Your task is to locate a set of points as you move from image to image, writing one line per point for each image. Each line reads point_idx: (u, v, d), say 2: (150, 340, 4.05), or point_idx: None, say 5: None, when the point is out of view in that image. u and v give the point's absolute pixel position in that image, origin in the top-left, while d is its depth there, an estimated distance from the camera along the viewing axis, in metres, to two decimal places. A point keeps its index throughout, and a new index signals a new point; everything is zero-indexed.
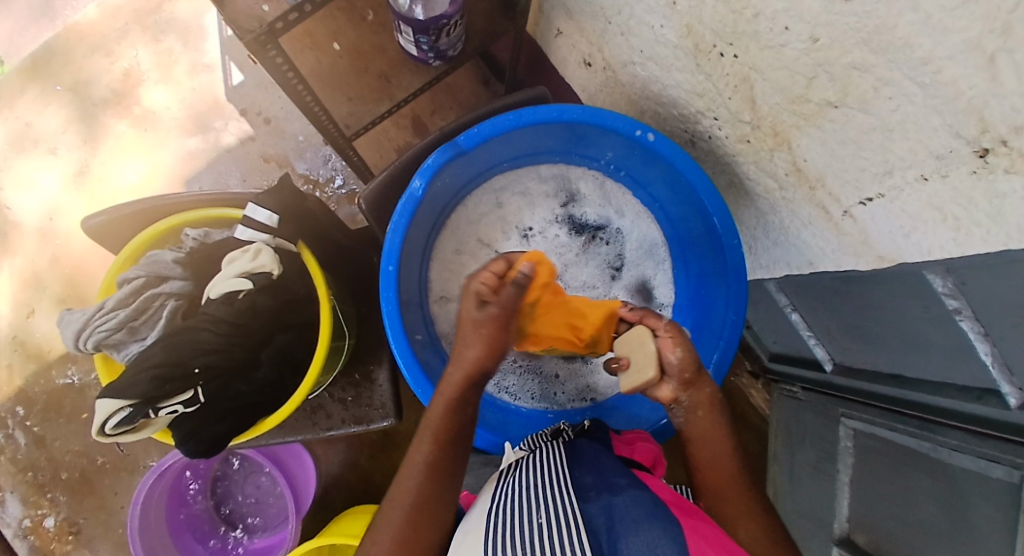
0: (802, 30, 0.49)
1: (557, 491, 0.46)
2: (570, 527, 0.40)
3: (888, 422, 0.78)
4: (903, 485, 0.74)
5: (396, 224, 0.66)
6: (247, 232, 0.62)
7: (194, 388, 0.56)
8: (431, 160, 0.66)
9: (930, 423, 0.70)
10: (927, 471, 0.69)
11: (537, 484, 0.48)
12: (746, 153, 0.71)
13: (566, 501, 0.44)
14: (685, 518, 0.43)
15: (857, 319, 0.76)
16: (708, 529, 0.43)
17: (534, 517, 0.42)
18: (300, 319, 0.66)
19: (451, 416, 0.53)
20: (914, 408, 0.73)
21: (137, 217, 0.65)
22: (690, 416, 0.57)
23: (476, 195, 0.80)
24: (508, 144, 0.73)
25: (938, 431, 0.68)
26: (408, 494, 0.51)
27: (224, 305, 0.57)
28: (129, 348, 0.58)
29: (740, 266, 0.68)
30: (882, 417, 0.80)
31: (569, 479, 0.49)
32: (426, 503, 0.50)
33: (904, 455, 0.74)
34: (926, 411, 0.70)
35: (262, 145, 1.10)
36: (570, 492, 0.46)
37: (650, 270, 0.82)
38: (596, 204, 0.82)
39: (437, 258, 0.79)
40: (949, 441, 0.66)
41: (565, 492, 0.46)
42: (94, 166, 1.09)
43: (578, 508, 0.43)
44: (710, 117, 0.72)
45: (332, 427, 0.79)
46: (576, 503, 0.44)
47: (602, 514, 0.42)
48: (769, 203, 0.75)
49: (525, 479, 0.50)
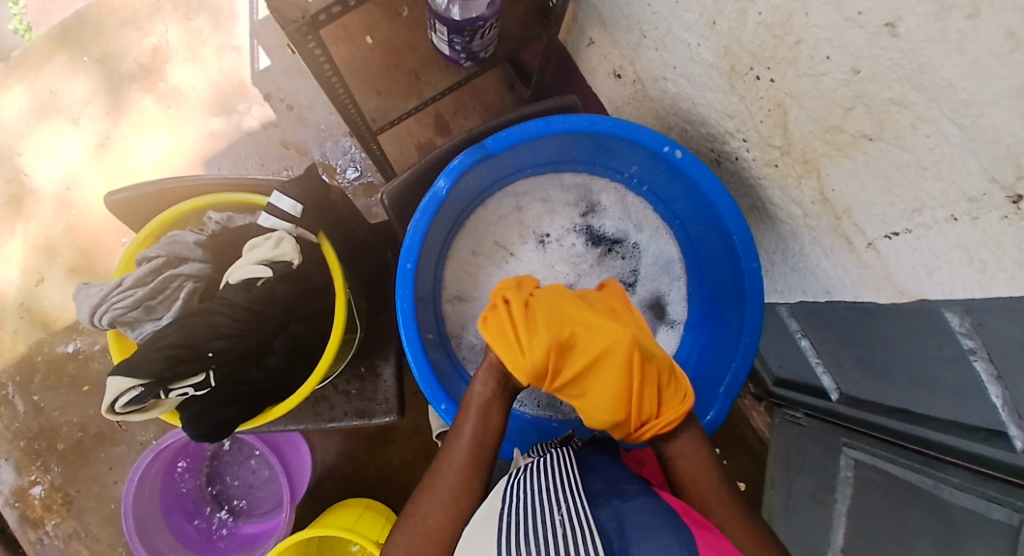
0: (844, 62, 0.49)
1: (568, 494, 0.46)
2: (577, 529, 0.40)
3: (890, 455, 0.78)
4: (902, 519, 0.73)
5: (417, 221, 0.66)
6: (271, 220, 0.62)
7: (206, 372, 0.56)
8: (457, 161, 0.66)
9: (932, 460, 0.70)
10: (927, 509, 0.69)
11: (546, 486, 0.48)
12: (773, 177, 0.71)
13: (577, 505, 0.44)
14: (696, 527, 0.43)
15: (870, 353, 0.75)
16: (720, 540, 0.42)
17: (547, 515, 0.42)
18: (314, 310, 0.66)
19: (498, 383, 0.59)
20: (916, 443, 0.73)
21: (161, 196, 0.65)
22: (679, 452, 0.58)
23: (497, 198, 0.79)
24: (534, 150, 0.73)
25: (940, 468, 0.68)
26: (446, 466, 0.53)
27: (242, 291, 0.57)
28: (143, 327, 0.58)
29: (759, 291, 0.68)
30: (884, 450, 0.79)
31: (581, 484, 0.49)
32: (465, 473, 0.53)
33: (904, 490, 0.74)
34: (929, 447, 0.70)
35: (284, 131, 1.10)
36: (583, 497, 0.46)
37: (665, 287, 0.82)
38: (616, 217, 0.82)
39: (453, 258, 0.79)
40: (952, 479, 0.65)
41: (578, 496, 0.46)
42: (114, 139, 1.09)
43: (591, 514, 0.43)
44: (738, 139, 0.71)
45: (333, 418, 0.78)
46: (586, 508, 0.44)
47: (612, 520, 0.42)
48: (791, 228, 0.75)
49: (536, 479, 0.50)
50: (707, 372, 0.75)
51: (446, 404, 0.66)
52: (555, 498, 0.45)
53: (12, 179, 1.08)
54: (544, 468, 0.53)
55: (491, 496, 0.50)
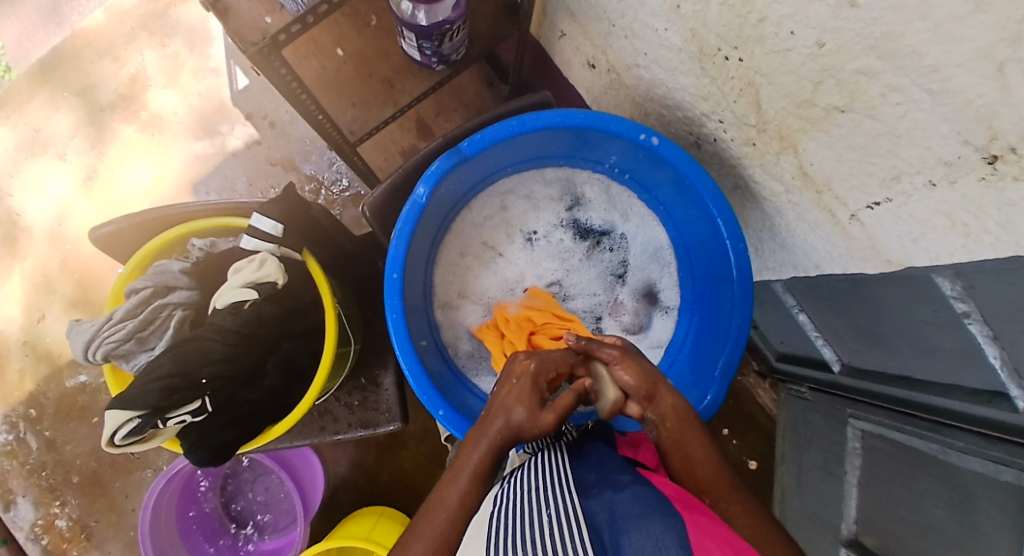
0: (808, 35, 0.49)
1: (556, 487, 0.47)
2: (564, 524, 0.41)
3: (896, 424, 0.78)
4: (912, 486, 0.74)
5: (400, 231, 0.66)
6: (253, 242, 0.61)
7: (201, 398, 0.56)
8: (435, 166, 0.66)
9: (943, 426, 0.70)
10: (934, 473, 0.70)
11: (534, 484, 0.48)
12: (752, 156, 0.69)
13: (565, 498, 0.44)
14: (687, 512, 0.43)
15: (867, 322, 0.75)
16: (710, 521, 0.43)
17: (540, 514, 0.43)
18: (305, 328, 0.66)
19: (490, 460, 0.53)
20: (926, 411, 0.73)
21: (144, 226, 0.65)
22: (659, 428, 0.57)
23: (481, 199, 0.78)
24: (513, 149, 0.72)
25: (948, 433, 0.68)
26: (438, 525, 0.49)
27: (230, 315, 0.57)
28: (138, 358, 0.59)
29: (747, 271, 0.68)
30: (891, 419, 0.80)
31: (572, 477, 0.49)
32: (455, 536, 0.49)
33: (912, 457, 0.75)
34: (936, 414, 0.70)
35: (268, 149, 1.10)
36: (572, 489, 0.46)
37: (656, 274, 0.80)
38: (601, 209, 0.80)
39: (442, 263, 0.77)
40: (959, 444, 0.65)
41: (567, 491, 0.46)
42: (102, 171, 1.09)
43: (579, 505, 0.43)
44: (715, 120, 0.70)
45: (338, 431, 0.80)
46: (577, 500, 0.44)
47: (603, 510, 0.42)
48: (774, 206, 0.73)
49: (526, 476, 0.50)
50: (702, 357, 0.74)
51: (443, 410, 0.64)
52: (549, 494, 0.46)
53: (5, 219, 1.09)
54: (533, 465, 0.53)
55: (481, 507, 0.50)
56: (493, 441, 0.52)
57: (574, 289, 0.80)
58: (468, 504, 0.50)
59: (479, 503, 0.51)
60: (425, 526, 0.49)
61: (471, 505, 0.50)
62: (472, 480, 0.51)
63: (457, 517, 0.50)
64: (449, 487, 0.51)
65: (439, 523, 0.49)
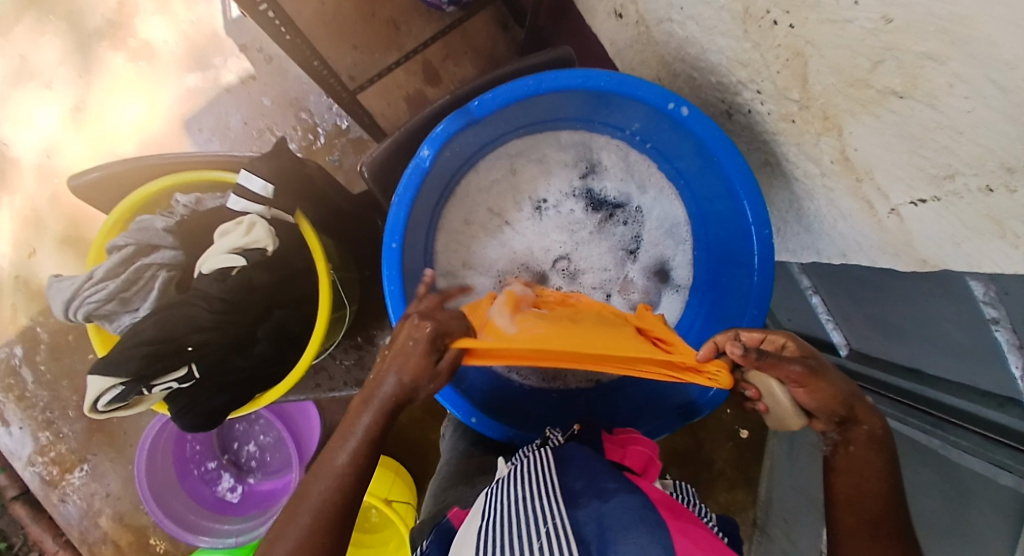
0: (875, 8, 0.42)
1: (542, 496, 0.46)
2: (552, 538, 0.40)
3: (902, 415, 0.77)
4: (914, 475, 0.75)
5: (401, 196, 0.61)
6: (241, 203, 0.56)
7: (188, 365, 0.54)
8: (441, 127, 0.60)
9: (946, 423, 0.68)
10: (934, 466, 0.70)
11: (519, 493, 0.47)
12: (788, 132, 0.63)
13: (553, 507, 0.44)
14: (675, 520, 0.42)
15: (888, 314, 0.72)
16: (696, 529, 0.42)
17: (526, 536, 0.41)
18: (298, 295, 0.62)
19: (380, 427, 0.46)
20: (932, 406, 0.71)
21: (130, 177, 0.62)
22: (840, 450, 0.50)
23: (490, 161, 0.73)
24: (527, 110, 0.66)
25: (948, 429, 0.67)
26: (315, 498, 0.46)
27: (217, 282, 0.53)
28: (122, 319, 0.56)
29: (769, 259, 0.63)
30: (896, 410, 0.78)
31: (557, 484, 0.48)
32: (332, 511, 0.46)
33: (914, 449, 0.74)
34: (943, 410, 0.68)
35: (264, 85, 1.02)
36: (559, 498, 0.45)
37: (670, 251, 0.76)
38: (617, 179, 0.75)
39: (445, 228, 0.73)
40: (963, 443, 0.64)
41: (554, 505, 0.44)
42: (90, 103, 1.03)
43: (567, 516, 0.42)
44: (752, 90, 0.64)
45: (334, 388, 0.80)
46: (564, 510, 0.43)
47: (591, 520, 0.41)
48: (804, 188, 0.67)
49: (512, 485, 0.49)
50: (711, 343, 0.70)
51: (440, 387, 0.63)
52: (535, 509, 0.44)
53: None
54: (518, 474, 0.51)
55: (469, 517, 0.49)
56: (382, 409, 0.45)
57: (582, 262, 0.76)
58: (352, 478, 0.46)
59: (365, 475, 0.47)
60: (302, 500, 0.46)
61: (355, 479, 0.46)
62: (358, 451, 0.46)
63: (338, 493, 0.46)
64: (326, 463, 0.46)
65: (315, 497, 0.46)
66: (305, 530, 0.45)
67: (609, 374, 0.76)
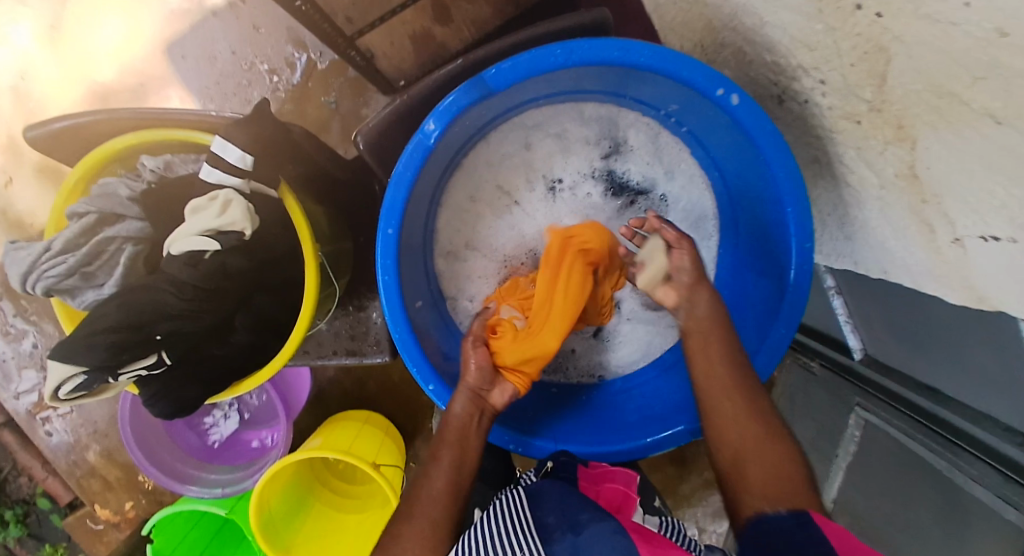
0: (984, 14, 0.32)
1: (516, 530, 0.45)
2: None
3: (908, 431, 0.72)
4: (908, 491, 0.71)
5: (399, 175, 0.54)
6: (215, 174, 0.49)
7: (158, 353, 0.49)
8: (451, 99, 0.52)
9: (953, 445, 0.63)
10: (937, 488, 0.65)
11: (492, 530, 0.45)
12: (847, 133, 0.55)
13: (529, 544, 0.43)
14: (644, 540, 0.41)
15: (918, 329, 0.67)
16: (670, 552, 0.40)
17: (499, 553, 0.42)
18: (282, 277, 0.57)
19: (468, 438, 0.53)
20: (941, 425, 0.66)
21: (100, 129, 0.55)
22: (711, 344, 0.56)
23: (504, 133, 0.65)
24: (550, 81, 0.57)
25: (959, 453, 0.61)
26: (430, 493, 0.49)
27: (188, 268, 0.47)
28: (85, 295, 0.51)
29: (805, 276, 0.56)
30: (900, 422, 0.74)
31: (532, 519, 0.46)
32: (445, 502, 0.49)
33: (913, 465, 0.70)
34: (954, 433, 0.63)
35: (254, 10, 0.89)
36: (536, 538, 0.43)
37: (692, 246, 0.69)
38: (643, 162, 0.68)
39: (448, 205, 0.66)
40: (969, 469, 0.59)
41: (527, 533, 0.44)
42: (65, 20, 0.91)
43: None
44: (814, 79, 0.55)
45: (322, 357, 0.76)
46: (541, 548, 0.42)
47: None
48: (854, 194, 0.60)
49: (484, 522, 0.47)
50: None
51: (434, 385, 0.59)
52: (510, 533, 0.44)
53: None
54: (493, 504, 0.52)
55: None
56: (458, 416, 0.54)
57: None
58: (459, 478, 0.51)
59: (465, 475, 0.52)
60: (415, 501, 0.49)
61: (460, 474, 0.51)
62: (456, 458, 0.52)
63: (452, 486, 0.50)
64: (434, 468, 0.51)
65: (429, 493, 0.49)
66: (426, 512, 0.48)
67: (612, 370, 0.73)
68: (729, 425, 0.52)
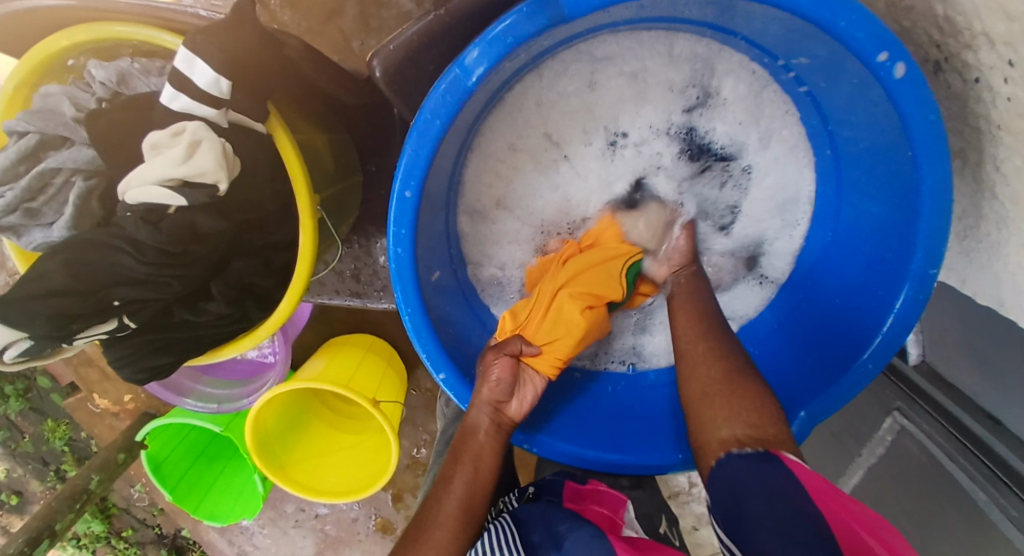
0: None
1: None
2: None
3: (946, 447, 0.58)
4: (929, 511, 0.60)
5: (422, 125, 0.41)
6: (181, 102, 0.37)
7: (119, 318, 0.41)
8: (505, 28, 0.37)
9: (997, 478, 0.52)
10: (962, 508, 0.55)
11: None
12: (1021, 136, 0.41)
13: None
14: None
15: (1004, 356, 0.53)
16: None
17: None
18: (269, 233, 0.46)
19: (488, 454, 0.48)
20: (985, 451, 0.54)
21: (52, 19, 0.43)
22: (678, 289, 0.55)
23: (567, 66, 0.51)
24: (640, 8, 0.42)
25: (1003, 489, 0.51)
26: (443, 512, 0.45)
27: (145, 226, 0.37)
28: (33, 236, 0.41)
29: (917, 305, 0.45)
30: (936, 431, 0.60)
31: None
32: (460, 526, 0.44)
33: (935, 482, 0.59)
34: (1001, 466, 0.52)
35: None
36: None
37: (772, 231, 0.58)
38: (735, 123, 0.55)
39: (480, 150, 0.53)
40: (1010, 508, 0.50)
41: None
42: None
43: None
44: (999, 55, 0.41)
45: (323, 296, 0.68)
46: None
47: None
48: (996, 209, 0.47)
49: None
50: (786, 376, 0.54)
51: (446, 374, 0.50)
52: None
53: None
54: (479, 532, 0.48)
55: None
56: (480, 429, 0.47)
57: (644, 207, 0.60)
58: (473, 497, 0.46)
59: (481, 497, 0.47)
60: (426, 519, 0.45)
61: (475, 494, 0.46)
62: (471, 476, 0.47)
63: (465, 507, 0.45)
64: (445, 482, 0.46)
65: (444, 510, 0.45)
66: (438, 537, 0.43)
67: (647, 360, 0.63)
68: (698, 365, 0.47)
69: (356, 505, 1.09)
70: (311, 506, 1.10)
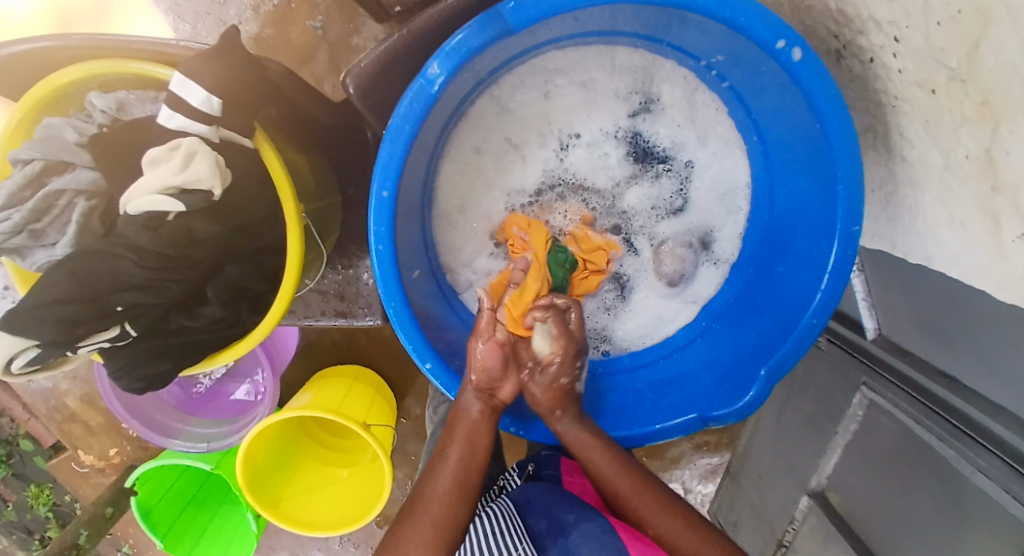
0: None
1: None
2: None
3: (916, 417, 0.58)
4: (900, 476, 0.61)
5: (394, 130, 0.45)
6: (177, 121, 0.41)
7: (121, 325, 0.43)
8: (461, 39, 0.43)
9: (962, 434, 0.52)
10: (934, 470, 0.56)
11: None
12: (915, 102, 0.48)
13: None
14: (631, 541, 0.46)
15: (945, 312, 0.54)
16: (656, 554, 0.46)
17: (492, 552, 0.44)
18: (258, 242, 0.50)
19: (478, 438, 0.52)
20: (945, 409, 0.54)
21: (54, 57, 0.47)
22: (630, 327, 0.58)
23: (520, 78, 0.57)
24: (577, 20, 0.49)
25: (967, 443, 0.51)
26: (435, 490, 0.49)
27: (146, 232, 0.41)
28: (36, 257, 0.44)
29: (846, 260, 0.50)
30: (905, 403, 0.61)
31: None
32: (451, 504, 0.48)
33: (908, 449, 0.60)
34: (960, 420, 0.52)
35: None
36: None
37: (717, 220, 0.64)
38: (674, 122, 0.61)
39: (450, 157, 0.59)
40: (976, 460, 0.49)
41: (522, 535, 0.47)
42: None
43: None
44: (887, 35, 0.48)
45: (310, 317, 0.70)
46: None
47: None
48: (909, 171, 0.54)
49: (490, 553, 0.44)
50: (747, 347, 0.59)
51: (431, 363, 0.53)
52: (504, 529, 0.48)
53: None
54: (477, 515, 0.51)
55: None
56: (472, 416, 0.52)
57: (595, 197, 0.65)
58: (466, 477, 0.50)
59: (473, 479, 0.50)
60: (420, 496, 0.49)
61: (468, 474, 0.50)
62: (463, 457, 0.51)
63: (457, 486, 0.49)
64: (439, 462, 0.51)
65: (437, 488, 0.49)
66: (430, 512, 0.47)
67: (616, 344, 0.67)
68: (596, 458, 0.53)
69: (350, 545, 1.08)
70: (304, 548, 1.08)
